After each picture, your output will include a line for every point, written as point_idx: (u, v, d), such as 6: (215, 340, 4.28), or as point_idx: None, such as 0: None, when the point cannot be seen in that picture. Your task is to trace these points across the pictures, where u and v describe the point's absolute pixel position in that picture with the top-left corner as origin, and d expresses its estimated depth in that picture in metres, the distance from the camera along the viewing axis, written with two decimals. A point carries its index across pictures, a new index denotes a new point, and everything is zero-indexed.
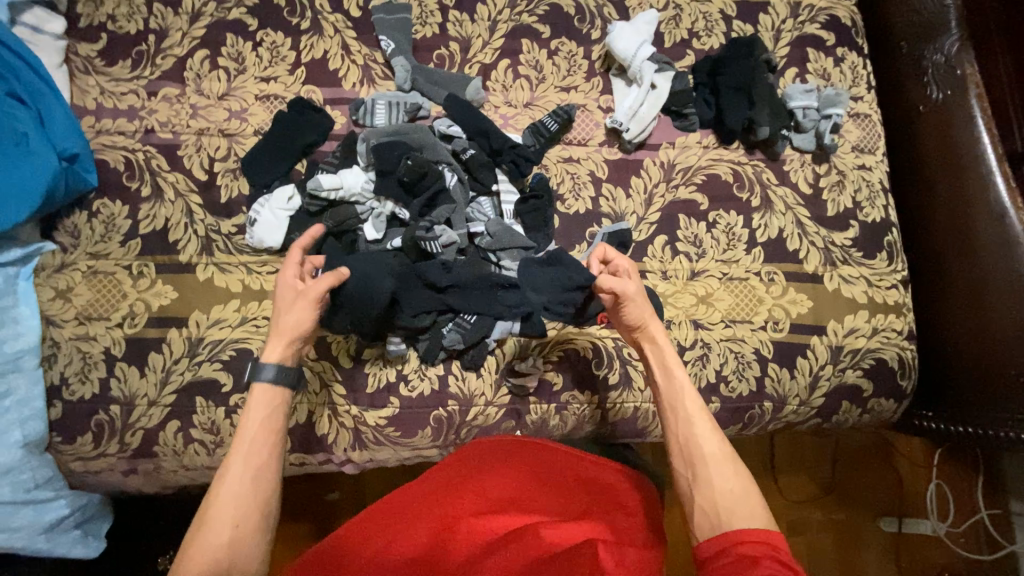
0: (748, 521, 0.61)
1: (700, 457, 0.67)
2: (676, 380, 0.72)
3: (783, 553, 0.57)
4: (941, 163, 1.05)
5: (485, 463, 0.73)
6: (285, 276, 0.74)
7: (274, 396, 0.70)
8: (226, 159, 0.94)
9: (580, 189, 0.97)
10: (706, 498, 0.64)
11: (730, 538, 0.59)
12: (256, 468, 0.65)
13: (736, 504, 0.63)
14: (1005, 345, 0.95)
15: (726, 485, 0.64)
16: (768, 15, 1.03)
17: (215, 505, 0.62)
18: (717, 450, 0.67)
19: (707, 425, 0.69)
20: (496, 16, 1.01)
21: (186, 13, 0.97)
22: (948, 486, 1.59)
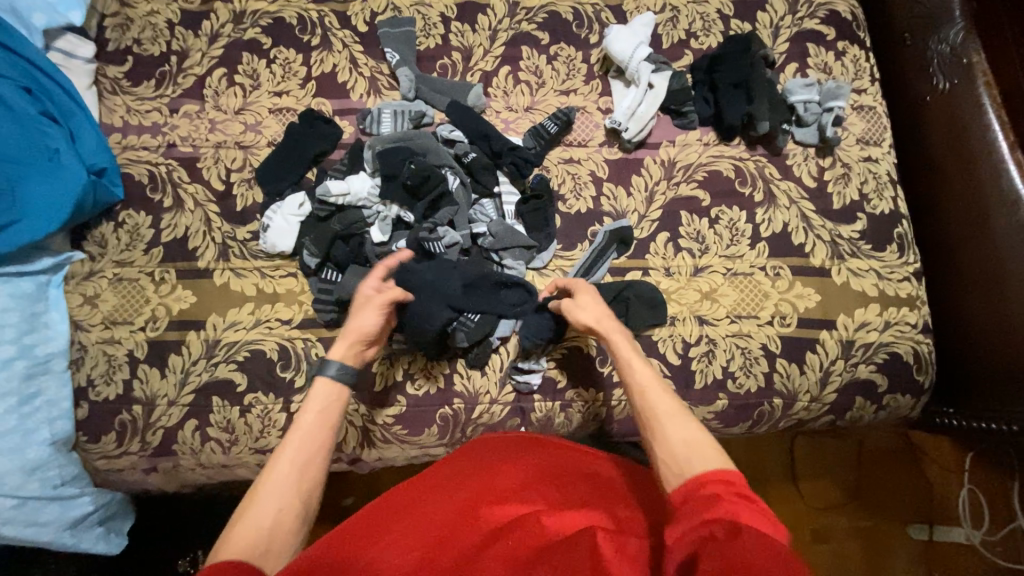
0: (706, 462, 0.59)
1: (656, 414, 0.66)
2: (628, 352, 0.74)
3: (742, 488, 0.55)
4: (951, 151, 1.03)
5: (491, 457, 0.76)
6: (362, 286, 0.81)
7: (336, 393, 0.72)
8: (242, 170, 0.99)
9: (581, 188, 0.98)
10: (665, 450, 0.62)
11: (689, 482, 0.57)
12: (307, 458, 0.65)
13: (694, 450, 0.61)
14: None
15: (682, 434, 0.63)
16: (766, 13, 1.04)
17: (264, 486, 0.62)
18: (672, 407, 0.67)
19: (659, 386, 0.69)
20: (496, 25, 1.04)
21: (206, 35, 1.04)
22: (983, 493, 1.51)
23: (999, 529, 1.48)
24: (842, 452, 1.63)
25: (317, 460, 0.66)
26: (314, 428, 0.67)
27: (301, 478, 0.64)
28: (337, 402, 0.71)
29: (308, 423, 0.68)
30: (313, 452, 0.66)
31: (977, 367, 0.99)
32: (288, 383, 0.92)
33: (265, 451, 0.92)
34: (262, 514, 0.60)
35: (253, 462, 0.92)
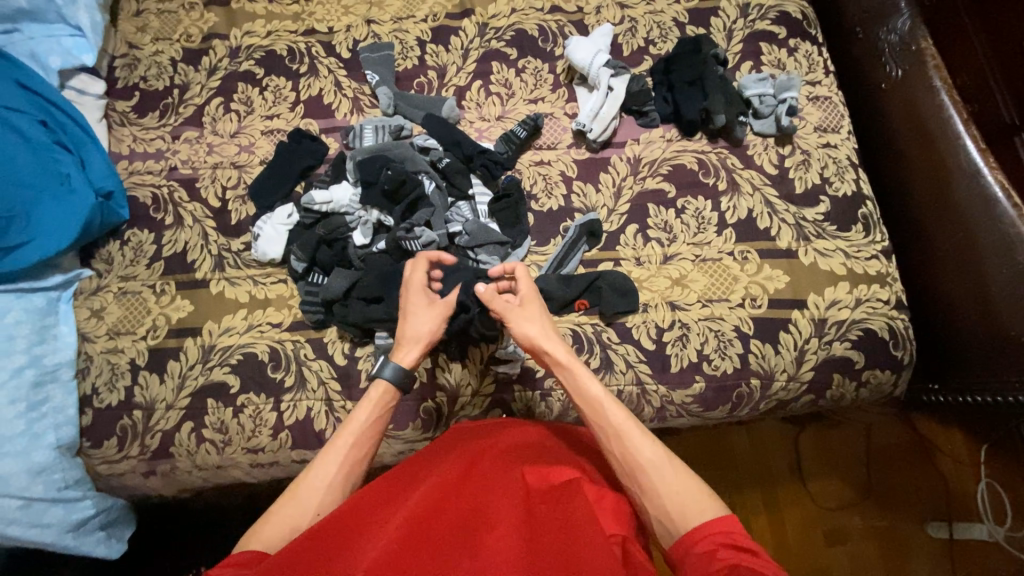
0: (702, 515, 0.64)
1: (638, 466, 0.69)
2: (596, 399, 0.76)
3: (738, 536, 0.61)
4: (911, 134, 1.06)
5: (478, 440, 0.80)
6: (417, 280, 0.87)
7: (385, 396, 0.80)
8: (236, 187, 1.07)
9: (552, 187, 1.04)
10: (656, 509, 0.67)
11: (688, 541, 0.63)
12: (353, 461, 0.73)
13: (686, 504, 0.66)
14: (1007, 305, 0.91)
15: (672, 484, 0.67)
16: (719, 17, 1.11)
17: (305, 489, 0.69)
18: (655, 455, 0.70)
19: (639, 435, 0.71)
20: (468, 44, 1.13)
21: (205, 69, 1.14)
22: (1001, 484, 1.49)
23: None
24: (850, 450, 1.59)
25: (356, 463, 0.73)
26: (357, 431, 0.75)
27: (342, 479, 0.71)
28: (386, 398, 0.80)
29: (358, 426, 0.76)
30: (356, 454, 0.74)
31: (961, 340, 1.00)
32: (278, 383, 0.96)
33: (257, 450, 0.95)
34: (302, 512, 0.68)
35: (246, 462, 0.96)
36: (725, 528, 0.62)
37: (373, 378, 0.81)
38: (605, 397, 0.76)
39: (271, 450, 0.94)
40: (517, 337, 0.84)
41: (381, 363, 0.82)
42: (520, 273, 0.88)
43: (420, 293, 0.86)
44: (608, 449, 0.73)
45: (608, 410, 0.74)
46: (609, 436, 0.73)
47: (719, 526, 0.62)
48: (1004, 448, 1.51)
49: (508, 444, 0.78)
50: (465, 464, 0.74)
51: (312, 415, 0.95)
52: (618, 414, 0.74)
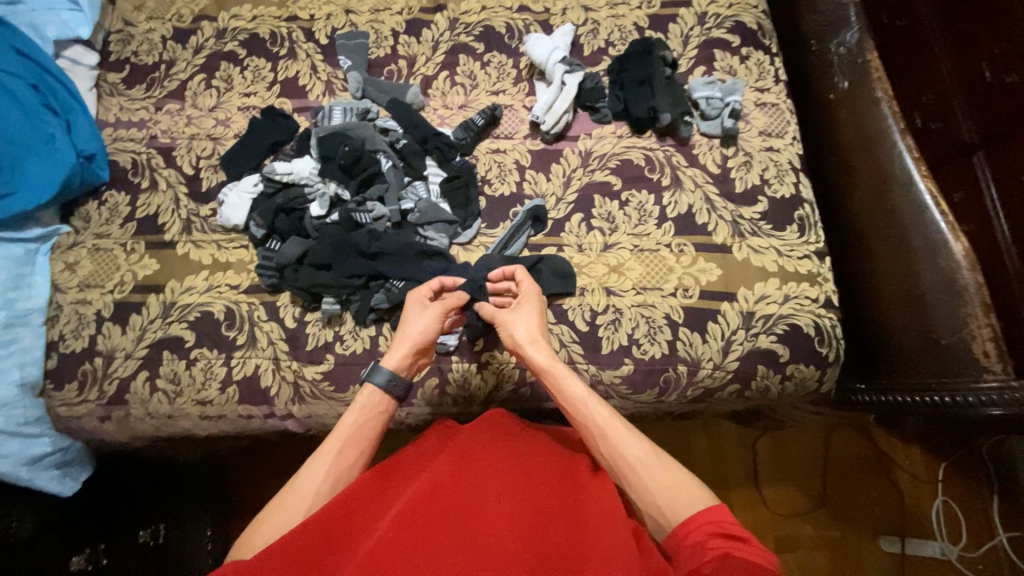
0: (691, 508, 0.70)
1: (627, 464, 0.76)
2: (582, 401, 0.82)
3: (725, 525, 0.67)
4: (856, 141, 1.08)
5: (470, 433, 0.86)
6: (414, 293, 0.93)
7: (379, 401, 0.85)
8: (210, 157, 1.13)
9: (505, 174, 1.09)
10: (649, 503, 0.73)
11: (681, 532, 0.68)
12: (339, 470, 0.79)
13: (675, 498, 0.71)
14: (933, 304, 0.94)
15: (661, 482, 0.73)
16: (677, 24, 1.16)
17: (295, 492, 0.76)
18: (641, 453, 0.76)
19: (623, 436, 0.78)
20: (438, 37, 1.19)
21: (192, 47, 1.22)
22: (957, 504, 1.48)
23: (978, 545, 1.44)
24: (808, 459, 1.58)
25: (344, 469, 0.79)
26: (350, 437, 0.81)
27: (327, 487, 0.77)
28: (378, 406, 0.85)
29: (347, 432, 0.81)
30: (346, 460, 0.80)
31: (890, 341, 1.03)
32: (230, 341, 1.01)
33: (205, 403, 1.01)
34: (291, 515, 0.75)
35: (194, 413, 1.01)
36: (712, 519, 0.68)
37: (364, 383, 0.86)
38: (589, 398, 0.82)
39: (218, 403, 1.00)
40: (505, 336, 0.90)
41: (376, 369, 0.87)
42: (524, 274, 0.94)
43: (415, 302, 0.92)
44: (596, 449, 0.80)
45: (594, 412, 0.80)
46: (596, 436, 0.79)
47: (708, 517, 0.68)
48: (963, 469, 1.49)
49: (499, 444, 0.85)
50: (456, 459, 0.81)
51: (259, 373, 1.00)
52: (603, 415, 0.80)
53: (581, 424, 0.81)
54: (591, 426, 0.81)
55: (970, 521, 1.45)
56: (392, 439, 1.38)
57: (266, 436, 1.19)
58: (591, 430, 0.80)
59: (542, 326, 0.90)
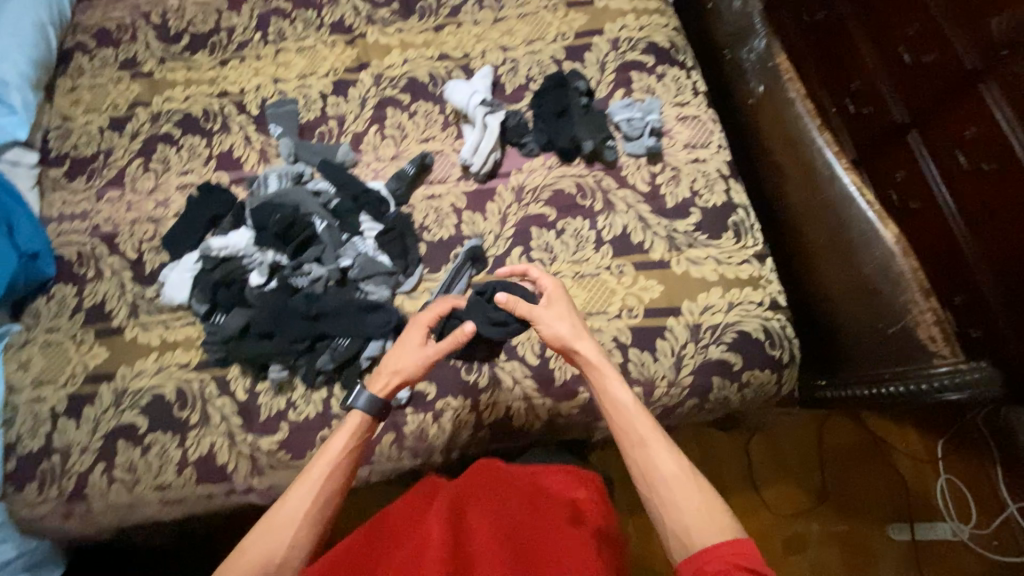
0: (718, 535, 0.67)
1: (664, 480, 0.73)
2: (626, 409, 0.79)
3: (750, 557, 0.63)
4: (781, 140, 1.09)
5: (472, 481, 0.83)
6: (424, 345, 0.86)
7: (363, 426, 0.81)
8: (152, 239, 1.14)
9: (442, 218, 1.10)
10: (679, 526, 0.69)
11: (703, 557, 0.65)
12: (324, 497, 0.75)
13: (704, 522, 0.69)
14: (889, 282, 0.91)
15: (693, 504, 0.70)
16: (592, 52, 1.19)
17: (280, 518, 0.72)
18: (676, 470, 0.74)
19: (663, 450, 0.76)
20: (365, 94, 1.22)
21: (128, 135, 1.25)
22: (960, 481, 1.46)
23: (990, 521, 1.41)
24: (804, 452, 1.54)
25: (333, 490, 0.76)
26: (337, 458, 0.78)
27: (315, 512, 0.74)
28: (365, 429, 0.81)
29: (334, 451, 0.78)
30: (331, 486, 0.76)
31: (836, 337, 1.02)
32: (184, 421, 1.00)
33: (165, 487, 0.99)
34: (278, 544, 0.71)
35: (155, 499, 0.99)
36: (733, 549, 0.64)
37: (351, 406, 0.82)
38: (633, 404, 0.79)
39: (177, 485, 0.98)
40: (544, 334, 0.87)
41: (358, 392, 0.82)
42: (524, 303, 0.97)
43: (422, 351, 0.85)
44: (632, 457, 0.77)
45: (637, 421, 0.78)
46: (634, 443, 0.77)
47: (731, 546, 0.65)
48: (961, 444, 1.48)
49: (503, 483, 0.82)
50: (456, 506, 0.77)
51: (214, 450, 0.98)
52: (645, 425, 0.78)
53: (620, 429, 0.79)
54: (632, 431, 0.78)
55: (976, 497, 1.43)
56: (373, 494, 1.34)
57: (239, 512, 1.16)
58: (633, 438, 0.77)
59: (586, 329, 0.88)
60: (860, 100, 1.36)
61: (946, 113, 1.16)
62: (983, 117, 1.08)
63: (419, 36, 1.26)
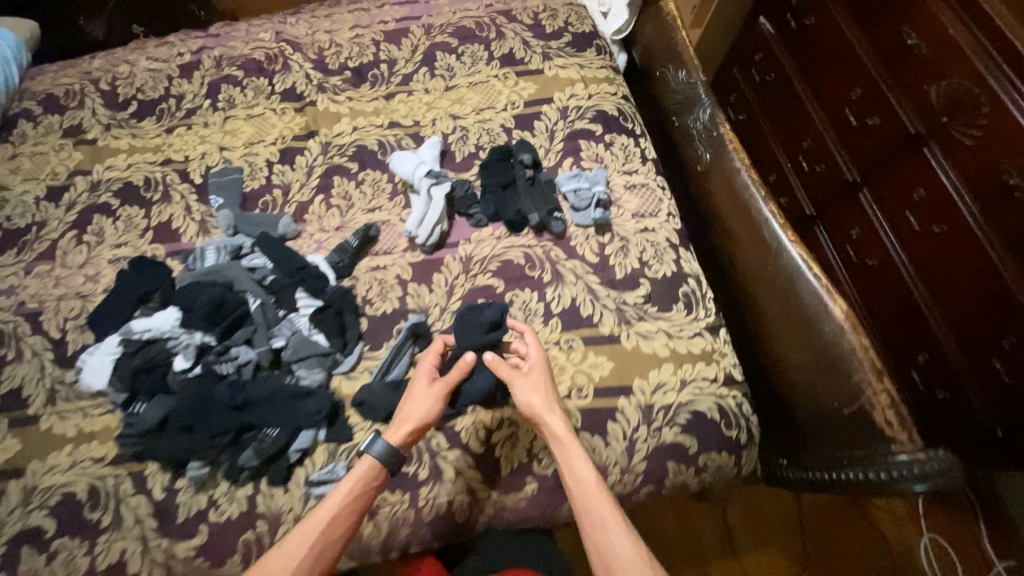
0: None
1: (620, 566, 0.73)
2: (586, 486, 0.79)
3: None
4: (732, 207, 1.07)
5: None
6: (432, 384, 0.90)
7: (374, 473, 0.84)
8: (78, 317, 1.08)
9: (387, 291, 1.06)
10: None
11: None
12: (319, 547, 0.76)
13: None
14: (841, 362, 0.87)
15: None
16: (541, 120, 1.19)
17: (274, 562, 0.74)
18: (634, 553, 0.74)
19: (619, 532, 0.75)
20: (312, 162, 1.20)
21: (65, 205, 1.21)
22: (947, 541, 1.38)
23: None
24: (784, 511, 1.46)
25: (331, 540, 0.77)
26: (336, 508, 0.79)
27: (309, 561, 0.75)
28: (371, 477, 0.83)
29: (337, 500, 0.80)
30: (325, 537, 0.77)
31: (799, 414, 0.99)
32: (94, 524, 0.91)
33: None
34: None
35: None
36: None
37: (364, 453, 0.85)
38: (592, 482, 0.79)
39: None
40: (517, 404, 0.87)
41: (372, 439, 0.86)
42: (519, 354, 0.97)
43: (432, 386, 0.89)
44: (591, 539, 0.76)
45: (595, 501, 0.78)
46: (593, 524, 0.77)
47: None
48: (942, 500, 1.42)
49: None
50: None
51: (126, 558, 0.88)
52: (606, 504, 0.78)
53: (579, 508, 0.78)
54: (591, 510, 0.78)
55: (964, 560, 1.34)
56: None
57: None
58: (591, 519, 0.77)
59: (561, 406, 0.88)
60: (810, 155, 1.39)
61: (893, 175, 1.18)
62: (927, 180, 1.11)
63: (370, 104, 1.26)
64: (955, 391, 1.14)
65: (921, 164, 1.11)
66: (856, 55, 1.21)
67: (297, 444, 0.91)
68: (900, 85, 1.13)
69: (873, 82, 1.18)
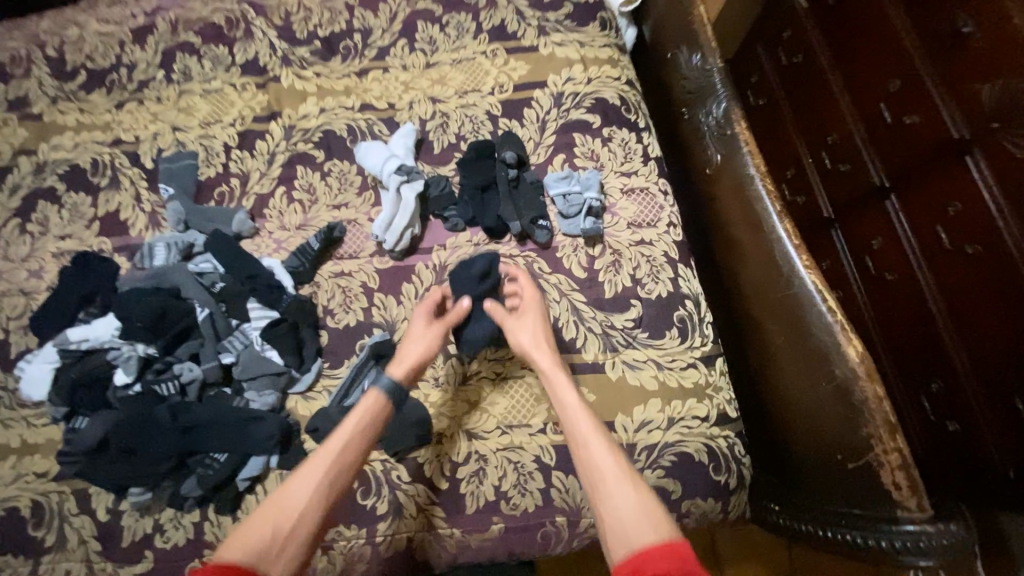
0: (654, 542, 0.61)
1: (602, 479, 0.68)
2: (569, 408, 0.75)
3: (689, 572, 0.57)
4: (740, 220, 0.93)
5: None
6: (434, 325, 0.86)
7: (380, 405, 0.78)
8: (21, 316, 0.99)
9: (351, 301, 0.96)
10: (613, 524, 0.64)
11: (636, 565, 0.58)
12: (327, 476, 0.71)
13: (640, 522, 0.63)
14: (849, 411, 0.76)
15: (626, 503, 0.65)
16: (532, 108, 1.05)
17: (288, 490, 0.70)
18: (615, 467, 0.69)
19: (599, 445, 0.71)
20: (274, 148, 1.07)
21: (7, 188, 1.10)
22: None
23: None
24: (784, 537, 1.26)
25: (339, 471, 0.72)
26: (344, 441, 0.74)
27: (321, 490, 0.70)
28: (378, 410, 0.78)
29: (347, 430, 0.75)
30: (332, 466, 0.72)
31: (797, 457, 0.89)
32: (37, 543, 0.85)
33: None
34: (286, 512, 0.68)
35: None
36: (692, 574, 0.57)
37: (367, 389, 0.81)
38: (576, 405, 0.75)
39: None
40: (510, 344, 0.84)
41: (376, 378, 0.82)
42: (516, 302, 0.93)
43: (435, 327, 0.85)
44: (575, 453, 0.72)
45: (576, 419, 0.74)
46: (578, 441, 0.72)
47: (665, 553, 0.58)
48: None
49: None
50: None
51: None
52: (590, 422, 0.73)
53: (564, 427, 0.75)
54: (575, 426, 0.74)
55: None
56: None
57: None
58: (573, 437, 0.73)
59: (551, 342, 0.84)
60: (835, 153, 1.15)
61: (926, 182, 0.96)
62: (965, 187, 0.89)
63: (340, 82, 1.11)
64: (968, 424, 0.92)
65: (960, 174, 0.90)
66: (900, 34, 0.98)
67: (246, 472, 0.84)
68: (946, 78, 0.91)
69: (914, 68, 0.96)
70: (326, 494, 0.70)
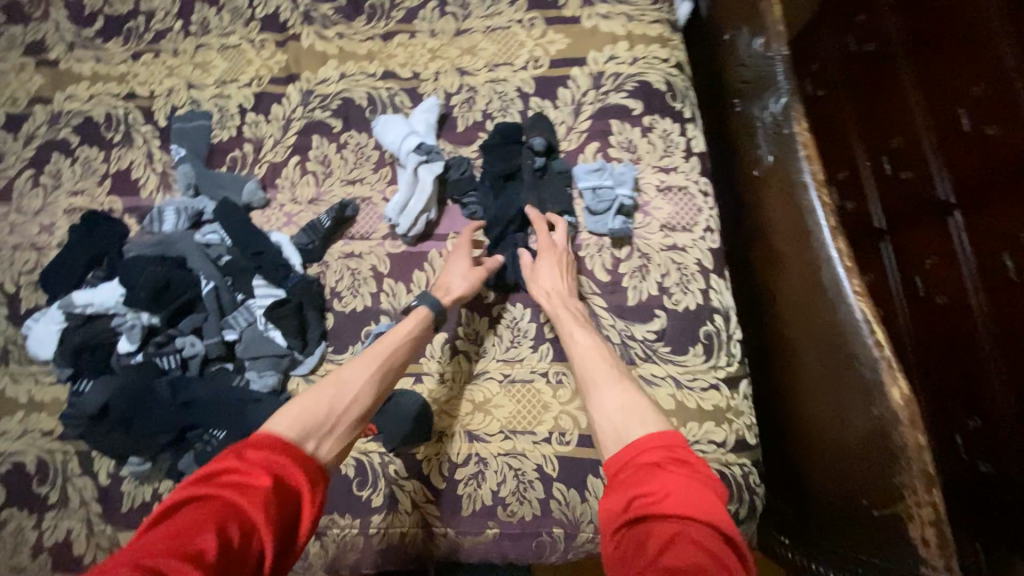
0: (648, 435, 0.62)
1: (595, 385, 0.72)
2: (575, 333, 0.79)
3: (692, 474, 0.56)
4: (787, 231, 0.82)
5: None
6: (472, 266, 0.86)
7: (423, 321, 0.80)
8: (32, 271, 0.98)
9: (359, 285, 0.91)
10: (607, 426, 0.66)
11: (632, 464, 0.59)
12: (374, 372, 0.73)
13: (629, 420, 0.65)
14: (882, 456, 0.67)
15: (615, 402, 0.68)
16: (567, 88, 0.96)
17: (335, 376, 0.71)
18: (612, 381, 0.72)
19: (600, 363, 0.75)
20: (290, 114, 1.01)
21: (22, 137, 1.07)
22: None
23: None
24: None
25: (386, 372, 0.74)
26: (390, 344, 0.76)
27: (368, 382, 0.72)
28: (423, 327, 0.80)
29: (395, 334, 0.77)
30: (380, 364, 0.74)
31: (813, 492, 0.82)
32: (42, 499, 0.86)
33: None
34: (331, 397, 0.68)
35: None
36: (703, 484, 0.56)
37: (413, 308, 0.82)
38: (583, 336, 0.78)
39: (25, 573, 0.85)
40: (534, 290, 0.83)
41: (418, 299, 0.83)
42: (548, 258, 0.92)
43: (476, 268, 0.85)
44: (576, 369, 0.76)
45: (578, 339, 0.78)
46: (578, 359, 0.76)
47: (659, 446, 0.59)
48: None
49: None
50: None
51: (71, 538, 0.84)
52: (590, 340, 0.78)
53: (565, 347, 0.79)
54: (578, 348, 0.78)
55: None
56: None
57: None
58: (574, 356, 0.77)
59: (569, 284, 0.84)
60: (897, 158, 0.92)
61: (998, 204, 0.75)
62: None
63: (362, 45, 1.03)
64: (1002, 463, 0.76)
65: None
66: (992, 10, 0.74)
67: None
68: None
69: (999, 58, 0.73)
70: (375, 385, 0.73)
